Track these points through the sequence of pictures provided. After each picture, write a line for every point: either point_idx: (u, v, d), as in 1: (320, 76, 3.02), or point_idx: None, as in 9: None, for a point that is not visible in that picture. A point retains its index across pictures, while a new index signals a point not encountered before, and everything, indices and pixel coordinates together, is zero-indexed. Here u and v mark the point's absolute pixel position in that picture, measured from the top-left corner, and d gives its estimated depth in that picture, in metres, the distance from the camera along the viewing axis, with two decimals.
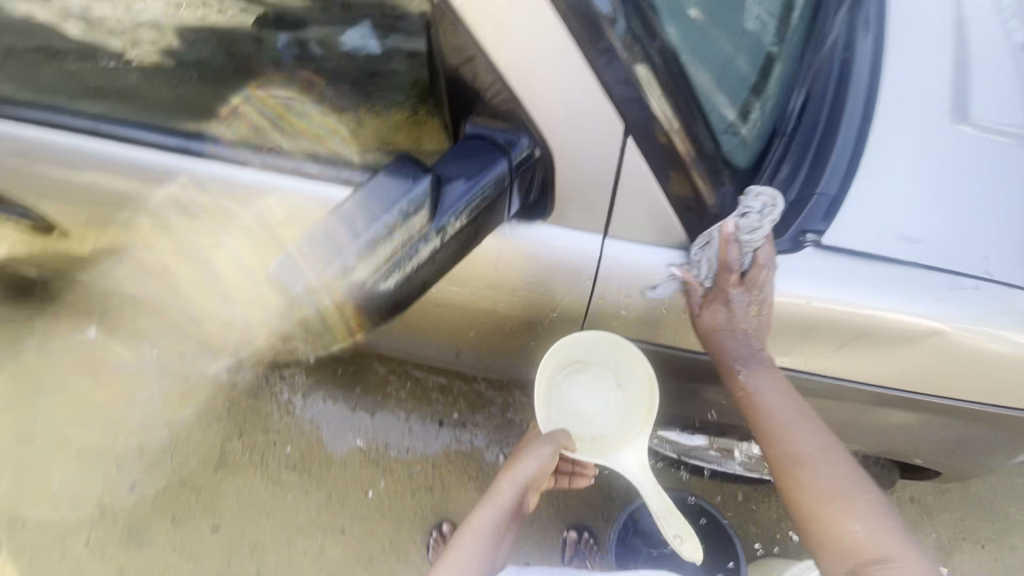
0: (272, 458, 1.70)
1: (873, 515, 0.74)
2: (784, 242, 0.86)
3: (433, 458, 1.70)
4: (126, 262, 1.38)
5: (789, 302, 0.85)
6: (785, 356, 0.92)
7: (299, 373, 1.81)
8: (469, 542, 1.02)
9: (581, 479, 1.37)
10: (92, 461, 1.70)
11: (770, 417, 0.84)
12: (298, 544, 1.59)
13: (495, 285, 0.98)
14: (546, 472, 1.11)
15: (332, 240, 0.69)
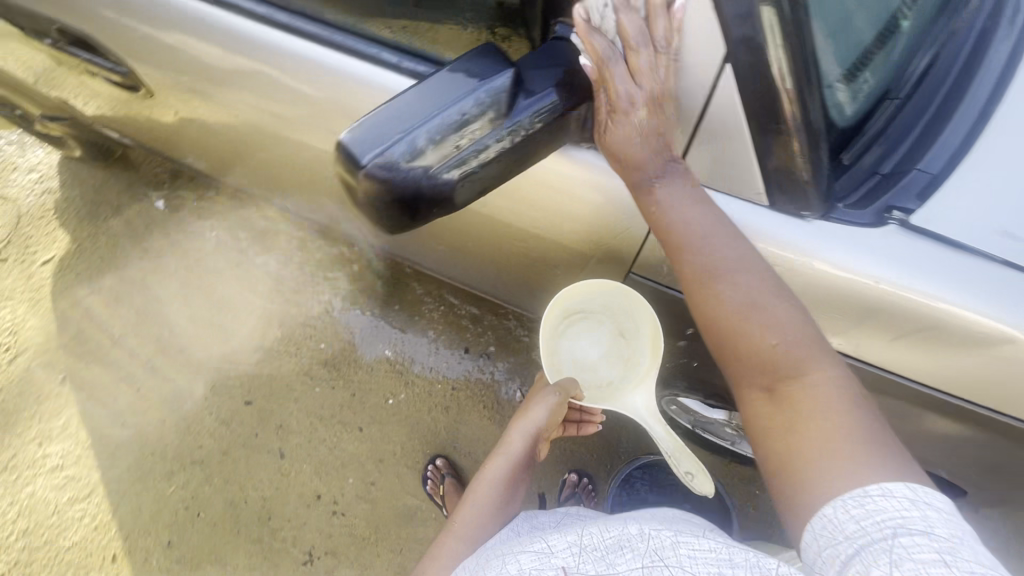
0: (307, 350, 1.80)
1: (793, 326, 0.68)
2: (868, 217, 0.80)
3: (453, 381, 1.76)
4: (205, 138, 1.45)
5: (857, 282, 0.79)
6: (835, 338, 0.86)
7: (342, 278, 1.89)
8: (483, 489, 1.08)
9: (590, 425, 1.38)
10: (149, 320, 1.85)
11: (684, 225, 0.75)
12: (319, 431, 1.70)
13: (547, 206, 0.96)
14: (555, 420, 1.14)
15: (405, 118, 0.69)
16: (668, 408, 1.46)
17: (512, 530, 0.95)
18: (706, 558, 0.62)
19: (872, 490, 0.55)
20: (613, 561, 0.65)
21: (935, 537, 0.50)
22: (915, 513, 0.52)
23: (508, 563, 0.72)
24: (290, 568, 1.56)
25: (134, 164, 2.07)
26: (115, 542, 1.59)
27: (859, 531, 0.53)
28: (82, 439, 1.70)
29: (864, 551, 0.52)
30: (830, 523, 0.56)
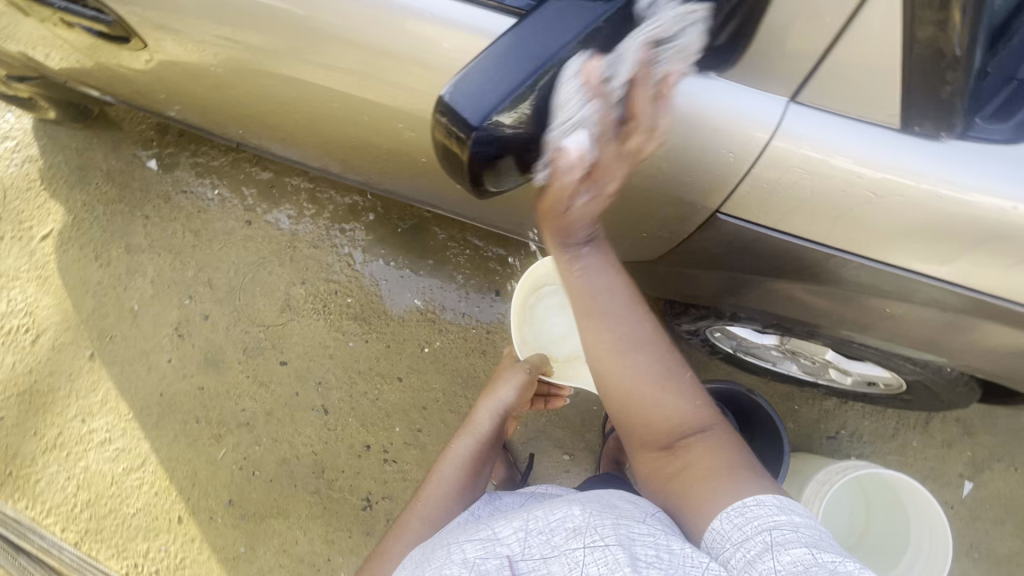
0: (334, 307, 1.76)
1: (686, 396, 0.76)
2: (1006, 133, 0.72)
3: (488, 325, 1.73)
4: (200, 86, 1.33)
5: (991, 207, 0.71)
6: (943, 266, 0.78)
7: (359, 228, 1.81)
8: (447, 467, 1.09)
9: (558, 400, 1.41)
10: (166, 289, 1.79)
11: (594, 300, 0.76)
12: (359, 384, 1.70)
13: None
14: (522, 401, 1.22)
15: (512, 66, 0.62)
16: (711, 337, 1.40)
17: (473, 512, 0.97)
18: (644, 540, 0.64)
19: (748, 499, 0.66)
20: (556, 541, 0.66)
21: (799, 534, 0.62)
22: (784, 517, 0.63)
23: (454, 552, 0.71)
24: (351, 513, 1.62)
25: (116, 123, 1.91)
26: (178, 505, 1.64)
27: (741, 536, 0.63)
28: (124, 412, 1.71)
29: (748, 549, 0.61)
30: (719, 533, 0.65)
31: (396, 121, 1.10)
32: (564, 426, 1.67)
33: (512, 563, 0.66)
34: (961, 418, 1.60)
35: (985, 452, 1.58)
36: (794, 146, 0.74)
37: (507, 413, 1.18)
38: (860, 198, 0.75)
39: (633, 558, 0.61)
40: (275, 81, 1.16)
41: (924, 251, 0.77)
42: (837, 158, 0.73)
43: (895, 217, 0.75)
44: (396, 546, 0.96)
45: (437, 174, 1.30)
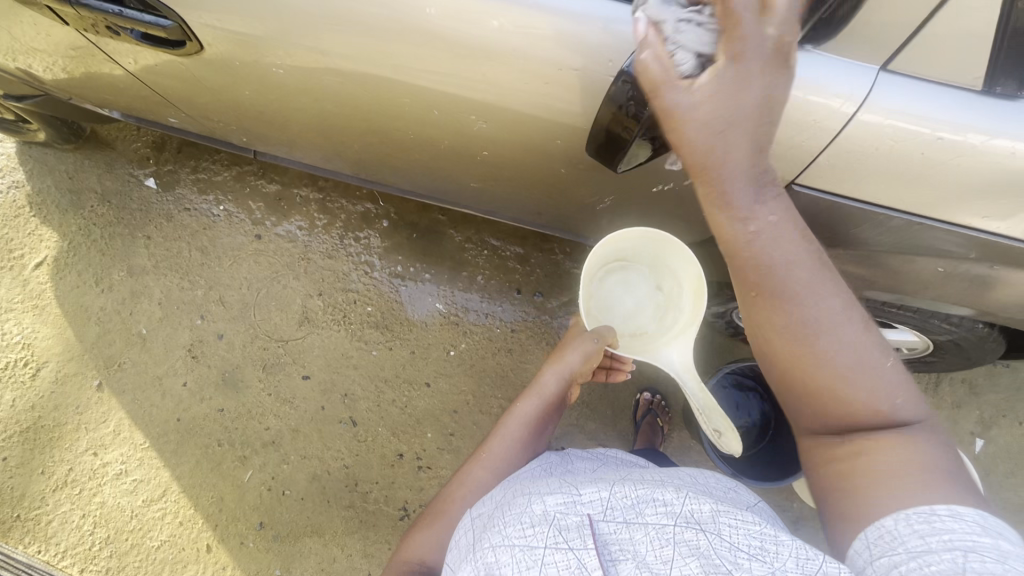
0: (354, 316, 1.73)
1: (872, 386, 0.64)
2: None
3: (512, 324, 1.73)
4: (219, 94, 1.31)
5: None
6: (1000, 221, 0.85)
7: (374, 236, 1.79)
8: (513, 425, 1.15)
9: (619, 374, 1.42)
10: (176, 310, 1.73)
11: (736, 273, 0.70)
12: (386, 393, 1.68)
13: None
14: (587, 368, 1.24)
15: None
16: (738, 318, 1.47)
17: (542, 465, 1.04)
18: (743, 527, 0.66)
19: (939, 509, 0.58)
20: (644, 513, 0.68)
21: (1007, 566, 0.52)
22: (988, 540, 0.54)
23: (533, 503, 0.73)
24: (389, 524, 1.60)
25: (109, 142, 1.85)
26: (205, 533, 1.58)
27: (922, 546, 0.55)
28: (140, 441, 1.63)
29: (932, 564, 0.54)
30: (890, 534, 0.58)
31: (469, 113, 1.09)
32: (595, 418, 1.68)
33: (593, 523, 0.67)
34: (967, 380, 1.70)
35: (990, 409, 1.68)
36: (881, 113, 0.79)
37: (573, 378, 1.21)
38: (938, 160, 0.80)
39: (734, 551, 0.63)
40: (312, 89, 1.17)
41: (987, 207, 0.83)
42: (918, 123, 0.78)
43: (970, 176, 0.80)
44: (459, 491, 1.06)
45: (468, 169, 1.30)
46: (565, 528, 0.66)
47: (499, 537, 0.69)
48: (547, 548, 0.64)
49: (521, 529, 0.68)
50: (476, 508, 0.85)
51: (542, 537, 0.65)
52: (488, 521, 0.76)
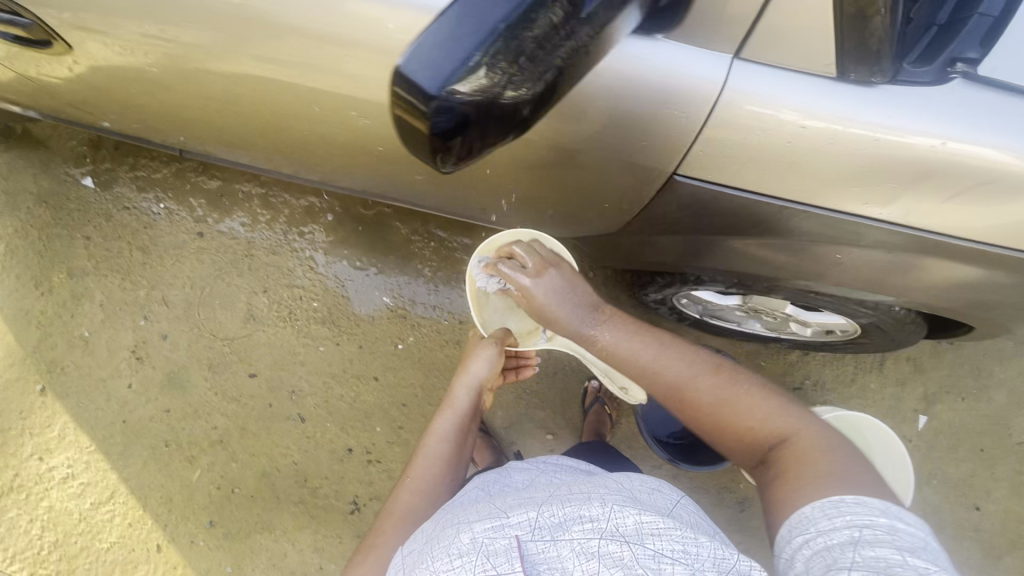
0: (299, 312, 1.72)
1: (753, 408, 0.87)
2: (931, 74, 0.79)
3: (460, 316, 1.73)
4: (138, 95, 1.28)
5: (924, 146, 0.79)
6: (885, 208, 0.86)
7: (319, 230, 1.77)
8: (434, 443, 1.15)
9: (529, 368, 1.46)
10: (118, 311, 1.70)
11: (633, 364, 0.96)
12: (334, 388, 1.68)
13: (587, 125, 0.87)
14: (495, 371, 1.26)
15: (468, 23, 0.58)
16: (679, 304, 1.45)
17: (479, 488, 1.04)
18: (667, 535, 0.72)
19: (847, 498, 0.71)
20: (569, 529, 0.74)
21: (894, 537, 0.65)
22: (882, 520, 0.67)
23: (462, 530, 0.78)
24: (340, 518, 1.61)
25: (43, 141, 1.80)
26: (155, 533, 1.58)
27: (829, 526, 0.68)
28: (86, 445, 1.62)
29: (836, 538, 0.67)
30: (807, 518, 0.71)
31: (351, 109, 1.09)
32: (545, 407, 1.69)
33: (520, 544, 0.72)
34: (911, 357, 1.72)
35: (933, 386, 1.71)
36: (741, 100, 0.80)
37: (482, 385, 1.23)
38: (809, 148, 0.82)
39: (656, 557, 0.68)
40: (222, 82, 1.14)
41: (867, 194, 0.85)
42: (782, 112, 0.80)
43: (842, 163, 0.82)
44: (389, 519, 1.02)
45: (393, 164, 1.27)
46: (493, 554, 0.71)
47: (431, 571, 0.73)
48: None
49: (449, 561, 0.73)
50: (405, 546, 0.87)
51: (472, 564, 0.70)
52: (420, 554, 0.81)
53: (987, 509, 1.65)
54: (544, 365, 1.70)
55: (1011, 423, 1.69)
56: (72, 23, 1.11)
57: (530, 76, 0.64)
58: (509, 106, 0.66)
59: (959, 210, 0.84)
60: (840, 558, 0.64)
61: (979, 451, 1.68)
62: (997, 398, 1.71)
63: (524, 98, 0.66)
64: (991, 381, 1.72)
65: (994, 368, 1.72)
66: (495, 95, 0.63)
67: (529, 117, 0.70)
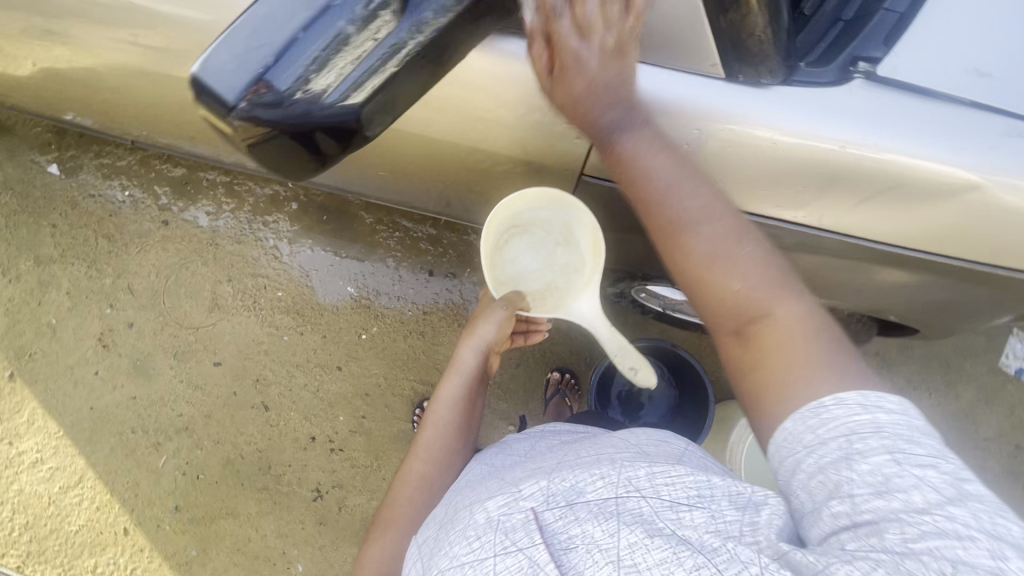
0: (264, 302, 1.73)
1: (753, 272, 0.64)
2: (832, 73, 0.83)
3: (424, 306, 1.73)
4: (89, 91, 1.28)
5: (822, 149, 0.81)
6: (800, 212, 0.89)
7: (283, 219, 1.77)
8: (440, 410, 1.07)
9: (537, 336, 1.34)
10: (85, 299, 1.72)
11: (637, 181, 0.71)
12: (298, 377, 1.69)
13: (500, 122, 0.94)
14: (504, 335, 1.16)
15: (269, 29, 0.63)
16: (638, 296, 1.48)
17: (485, 462, 0.89)
18: (678, 481, 0.61)
19: (831, 399, 0.56)
20: (583, 490, 0.63)
21: (885, 436, 0.53)
22: (866, 417, 0.54)
23: (475, 511, 0.68)
24: (302, 505, 1.63)
25: (7, 128, 1.79)
26: (122, 517, 1.61)
27: (815, 440, 0.55)
28: (54, 430, 1.65)
29: (824, 457, 0.54)
30: (792, 435, 0.56)
31: None
32: (507, 398, 1.69)
33: (538, 515, 0.61)
34: (879, 352, 1.71)
35: (900, 381, 1.70)
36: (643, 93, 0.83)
37: (490, 350, 1.14)
38: (713, 151, 0.84)
39: (672, 505, 0.58)
40: (161, 75, 1.13)
41: (776, 199, 0.88)
42: (682, 103, 0.81)
43: (748, 165, 0.85)
44: (409, 495, 0.97)
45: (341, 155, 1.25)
46: (510, 530, 0.61)
47: (449, 559, 0.64)
48: (495, 556, 0.59)
49: (468, 545, 0.63)
50: (420, 533, 0.77)
51: (488, 548, 0.60)
52: (436, 541, 0.70)
53: None
54: (508, 357, 1.70)
55: (977, 418, 1.68)
56: (5, 16, 1.09)
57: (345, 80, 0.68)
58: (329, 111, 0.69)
59: (874, 214, 0.87)
60: (838, 484, 0.53)
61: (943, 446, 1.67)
62: (964, 394, 1.69)
63: (342, 104, 0.69)
64: (959, 376, 1.70)
65: (962, 364, 1.71)
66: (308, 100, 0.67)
67: (356, 123, 0.72)
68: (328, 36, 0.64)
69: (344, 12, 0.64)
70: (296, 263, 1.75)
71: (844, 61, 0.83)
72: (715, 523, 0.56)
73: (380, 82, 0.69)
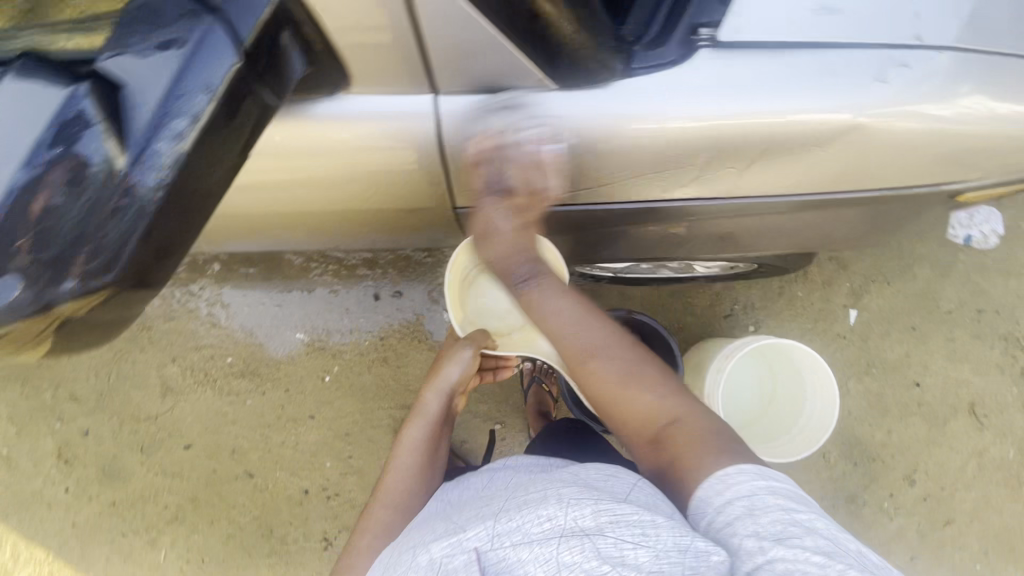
0: (216, 372, 1.66)
1: (653, 390, 0.84)
2: (676, 49, 0.84)
3: (379, 333, 1.68)
4: None
5: (699, 130, 0.83)
6: (688, 188, 0.94)
7: (209, 284, 1.70)
8: (405, 455, 1.02)
9: (507, 370, 1.35)
10: (30, 420, 1.63)
11: (549, 320, 0.90)
12: (273, 437, 1.65)
13: (357, 167, 0.92)
14: (469, 375, 1.12)
15: None
16: (584, 270, 1.44)
17: (441, 499, 0.87)
18: (626, 519, 0.62)
19: (732, 470, 0.71)
20: (529, 528, 0.63)
21: (794, 500, 0.67)
22: (780, 485, 0.69)
23: (419, 553, 0.67)
24: (315, 558, 1.62)
25: None
26: None
27: (738, 496, 0.68)
28: (42, 558, 1.60)
29: (751, 507, 0.66)
30: (714, 491, 0.70)
31: None
32: (487, 399, 1.67)
33: (481, 555, 0.62)
34: (831, 257, 1.72)
35: (858, 278, 1.72)
36: (480, 118, 0.86)
37: (455, 391, 1.10)
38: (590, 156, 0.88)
39: (619, 544, 0.60)
40: None
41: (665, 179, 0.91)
42: (538, 130, 0.85)
43: (625, 160, 0.88)
44: (364, 545, 0.91)
45: None
46: None
47: None
48: None
49: None
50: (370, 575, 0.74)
51: None
52: None
53: (927, 383, 1.70)
54: None
55: (937, 294, 1.72)
56: None
57: (92, 237, 0.63)
58: (82, 264, 0.63)
59: (761, 171, 0.90)
60: (766, 528, 0.63)
61: (911, 329, 1.71)
62: (920, 275, 1.72)
63: (86, 275, 0.64)
64: (911, 259, 1.72)
65: (913, 247, 1.73)
66: (59, 261, 0.62)
67: (127, 284, 0.68)
68: (52, 211, 0.62)
69: (48, 187, 0.61)
70: (237, 323, 1.68)
71: (686, 34, 0.84)
72: (658, 562, 0.58)
73: (134, 235, 0.65)
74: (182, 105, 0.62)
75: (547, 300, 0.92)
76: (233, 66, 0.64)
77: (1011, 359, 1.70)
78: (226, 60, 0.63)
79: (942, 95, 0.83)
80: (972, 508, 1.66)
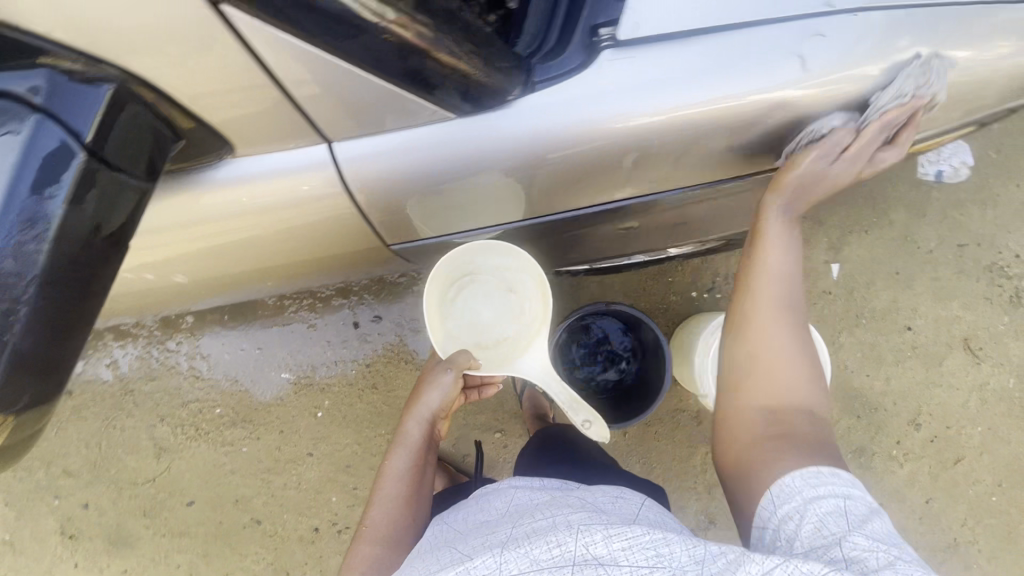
0: (207, 425, 1.64)
1: (809, 384, 0.81)
2: (579, 54, 0.81)
3: (364, 360, 1.66)
4: None
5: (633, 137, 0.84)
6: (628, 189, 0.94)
7: (185, 338, 1.67)
8: (387, 486, 1.02)
9: (492, 387, 1.34)
10: (28, 501, 1.61)
11: (762, 259, 0.87)
12: (275, 481, 1.63)
13: (298, 212, 0.93)
14: (451, 399, 1.11)
15: None
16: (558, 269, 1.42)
17: (440, 523, 0.90)
18: (637, 544, 0.62)
19: (823, 470, 0.71)
20: (537, 555, 0.62)
21: (870, 507, 0.67)
22: (858, 493, 0.68)
23: None
24: None
25: None
26: None
27: (814, 493, 0.68)
28: None
29: (819, 506, 0.66)
30: (789, 489, 0.71)
31: None
32: (482, 410, 1.66)
33: None
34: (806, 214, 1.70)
35: (835, 232, 1.70)
36: (377, 160, 0.85)
37: (436, 416, 1.10)
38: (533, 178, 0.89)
39: (633, 570, 0.59)
40: None
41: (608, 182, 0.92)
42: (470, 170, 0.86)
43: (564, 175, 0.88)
44: None
45: (188, 271, 1.13)
46: None
47: None
48: None
49: None
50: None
51: None
52: None
53: (919, 325, 1.69)
54: None
55: (917, 235, 1.70)
56: None
57: None
58: None
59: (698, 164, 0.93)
60: (829, 526, 0.64)
61: (895, 274, 1.69)
62: (897, 219, 1.70)
63: None
64: (886, 205, 1.71)
65: (886, 192, 1.70)
66: None
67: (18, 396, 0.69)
68: None
69: None
70: (219, 372, 1.66)
71: (586, 36, 0.81)
72: None
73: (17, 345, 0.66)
74: (34, 207, 0.64)
75: (778, 244, 0.87)
76: (78, 167, 0.66)
77: (998, 288, 1.69)
78: (66, 158, 0.65)
79: (875, 58, 0.82)
80: (980, 442, 1.66)
